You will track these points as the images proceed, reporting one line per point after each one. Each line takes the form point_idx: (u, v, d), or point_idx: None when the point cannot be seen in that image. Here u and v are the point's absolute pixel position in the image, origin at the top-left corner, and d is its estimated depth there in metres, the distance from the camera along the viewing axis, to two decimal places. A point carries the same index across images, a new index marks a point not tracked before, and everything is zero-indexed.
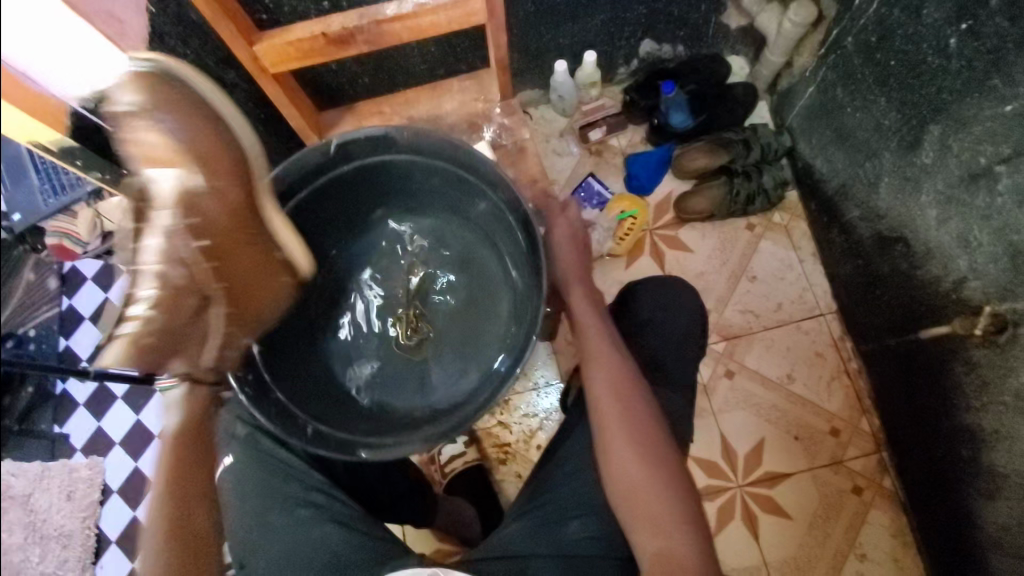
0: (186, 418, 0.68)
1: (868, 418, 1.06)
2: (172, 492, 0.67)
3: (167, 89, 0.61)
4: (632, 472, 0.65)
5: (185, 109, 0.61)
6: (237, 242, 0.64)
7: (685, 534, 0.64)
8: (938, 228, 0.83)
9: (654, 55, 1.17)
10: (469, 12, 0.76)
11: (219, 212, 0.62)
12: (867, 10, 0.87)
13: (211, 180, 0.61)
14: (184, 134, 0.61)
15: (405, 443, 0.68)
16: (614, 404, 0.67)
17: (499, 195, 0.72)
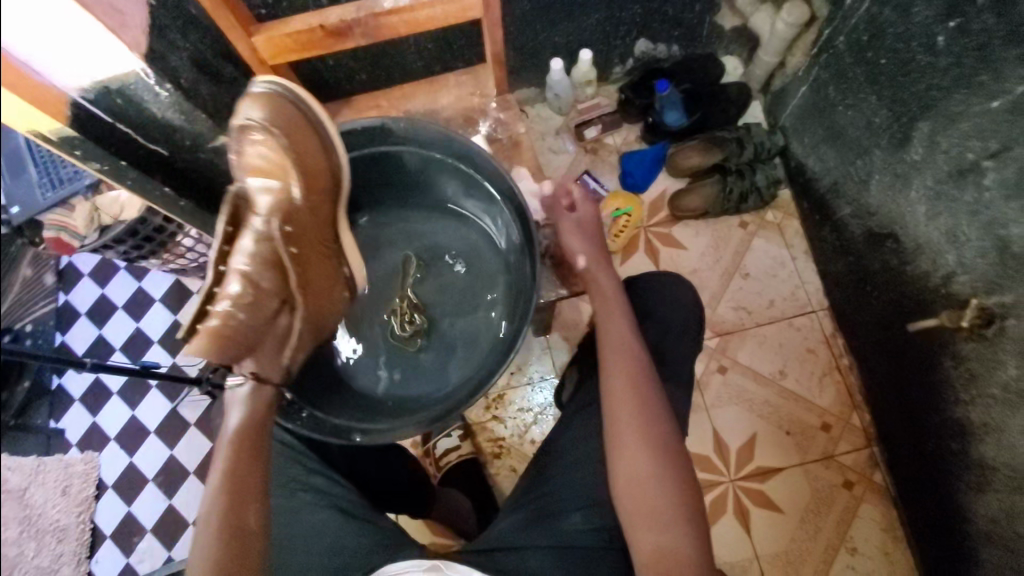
0: (250, 410, 0.60)
1: (859, 413, 1.08)
2: (232, 494, 0.56)
3: (291, 113, 0.65)
4: (643, 465, 0.64)
5: (304, 132, 0.66)
6: (315, 256, 0.68)
7: (683, 531, 0.63)
8: (928, 223, 0.84)
9: (649, 55, 1.19)
10: (465, 7, 0.77)
11: (310, 227, 0.67)
12: (859, 9, 0.88)
13: (312, 196, 0.66)
14: (304, 155, 0.65)
15: (398, 428, 0.68)
16: (628, 395, 0.67)
17: (496, 187, 0.73)
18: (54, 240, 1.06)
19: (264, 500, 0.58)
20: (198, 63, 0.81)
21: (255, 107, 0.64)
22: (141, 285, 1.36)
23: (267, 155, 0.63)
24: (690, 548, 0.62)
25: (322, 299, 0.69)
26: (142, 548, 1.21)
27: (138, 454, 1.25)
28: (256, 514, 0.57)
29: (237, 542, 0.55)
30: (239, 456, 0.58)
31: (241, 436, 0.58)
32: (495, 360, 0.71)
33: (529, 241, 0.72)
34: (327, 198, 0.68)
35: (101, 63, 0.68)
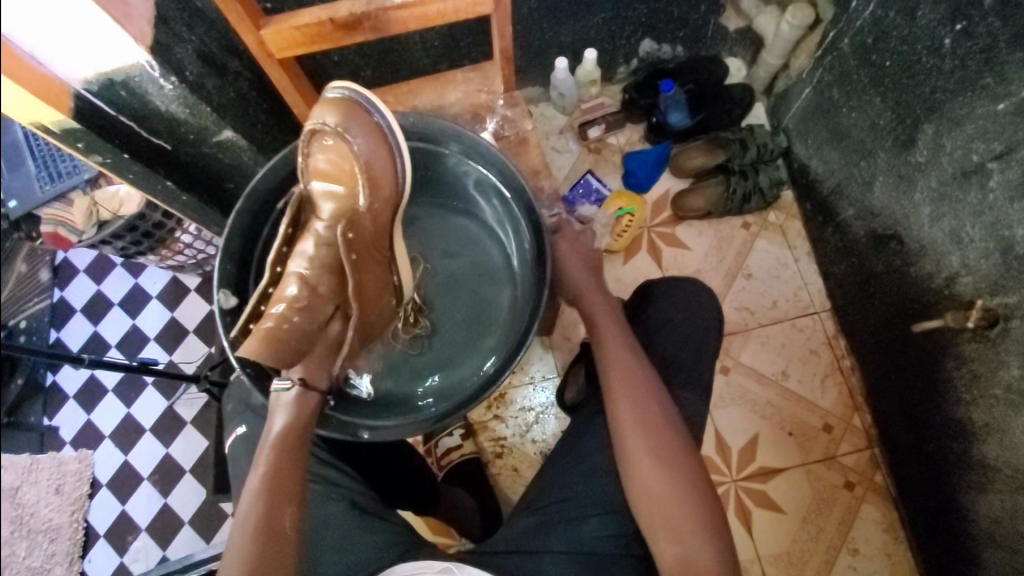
0: (297, 411, 0.60)
1: (861, 415, 1.08)
2: (269, 496, 0.55)
3: (365, 117, 0.60)
4: (651, 477, 0.64)
5: (378, 138, 0.60)
6: (374, 265, 0.63)
7: (698, 534, 0.62)
8: (932, 225, 0.85)
9: (653, 55, 1.19)
10: (475, 2, 0.77)
11: (372, 235, 0.61)
12: (864, 12, 0.89)
13: (379, 205, 0.60)
14: (375, 164, 0.60)
15: (405, 427, 0.68)
16: (634, 408, 0.66)
17: (506, 184, 0.73)
18: (53, 236, 1.03)
19: (299, 505, 0.57)
20: (204, 56, 0.79)
21: (330, 110, 0.59)
22: (138, 282, 1.35)
23: (338, 159, 0.59)
24: (708, 554, 0.62)
25: (374, 309, 0.66)
26: (137, 547, 1.19)
27: (134, 452, 1.24)
28: (289, 519, 0.56)
29: (271, 545, 0.54)
30: (278, 460, 0.57)
31: (287, 439, 0.58)
32: (503, 357, 0.70)
33: (540, 241, 0.71)
34: (391, 207, 0.62)
35: (104, 53, 0.66)
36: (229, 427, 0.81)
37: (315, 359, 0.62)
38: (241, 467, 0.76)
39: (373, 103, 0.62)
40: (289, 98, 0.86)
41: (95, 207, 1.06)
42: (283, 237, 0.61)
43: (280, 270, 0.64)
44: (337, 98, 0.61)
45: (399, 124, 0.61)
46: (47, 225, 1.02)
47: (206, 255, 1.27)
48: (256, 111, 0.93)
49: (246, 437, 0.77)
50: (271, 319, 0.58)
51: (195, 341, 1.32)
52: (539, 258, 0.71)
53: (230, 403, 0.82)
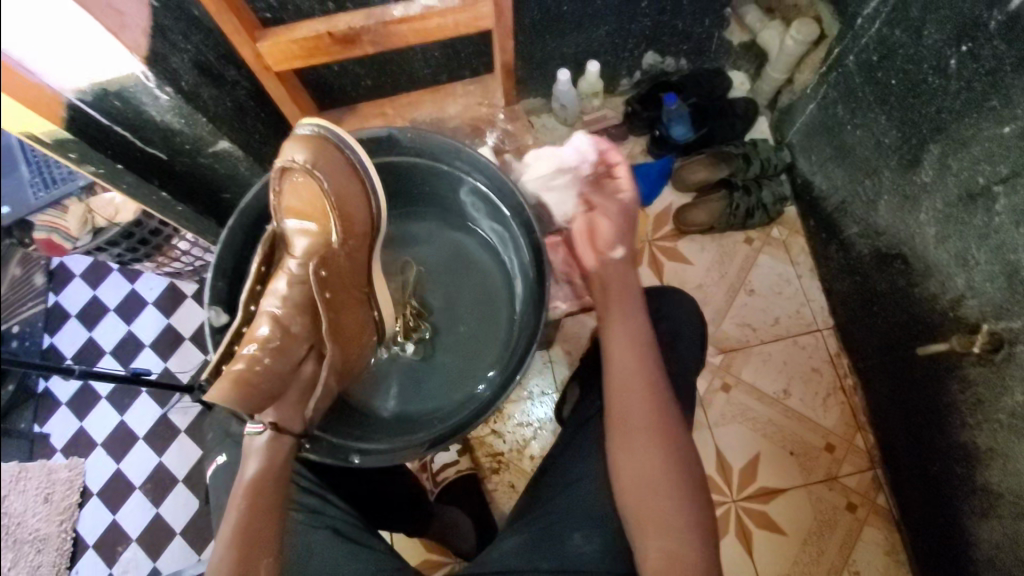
0: (269, 458, 0.60)
1: (863, 435, 1.06)
2: (244, 544, 0.56)
3: (335, 155, 0.63)
4: (644, 470, 0.61)
5: (350, 176, 0.64)
6: (351, 304, 0.66)
7: (688, 535, 0.59)
8: (937, 246, 0.83)
9: (656, 68, 1.18)
10: (476, 17, 0.76)
11: (345, 272, 0.64)
12: (869, 29, 0.88)
13: (351, 243, 0.64)
14: (347, 202, 0.63)
15: (400, 452, 0.66)
16: (640, 404, 0.63)
17: (503, 200, 0.71)
18: (45, 243, 1.02)
19: (277, 553, 0.58)
20: (201, 66, 0.78)
21: (299, 146, 0.62)
22: (135, 288, 1.34)
23: (308, 196, 0.62)
24: (695, 555, 0.59)
25: (354, 345, 0.67)
26: (127, 558, 1.17)
27: (126, 461, 1.22)
28: (266, 568, 0.57)
29: None
30: (253, 507, 0.58)
31: (263, 481, 0.59)
32: (503, 379, 0.69)
33: (539, 258, 0.69)
34: (364, 244, 0.66)
35: (97, 63, 0.65)
36: (211, 458, 0.80)
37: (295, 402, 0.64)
38: (218, 497, 0.75)
39: (345, 139, 0.64)
40: (287, 110, 0.85)
41: (91, 216, 1.07)
42: (256, 275, 0.65)
43: (254, 307, 0.66)
44: (309, 138, 0.63)
45: (369, 163, 0.65)
46: (42, 232, 1.00)
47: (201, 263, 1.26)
48: (254, 122, 0.92)
49: (229, 468, 0.75)
50: (241, 362, 0.59)
51: (192, 349, 1.30)
52: (539, 276, 0.70)
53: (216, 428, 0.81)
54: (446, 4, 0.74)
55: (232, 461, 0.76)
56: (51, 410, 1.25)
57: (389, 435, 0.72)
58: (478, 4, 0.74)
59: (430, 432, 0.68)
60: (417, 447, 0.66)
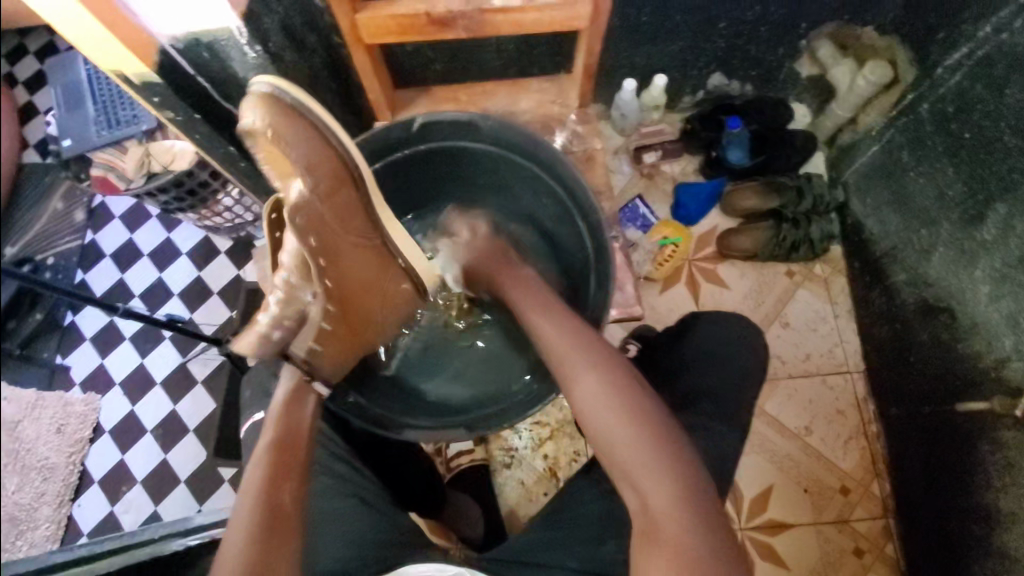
0: (293, 395, 0.65)
1: (880, 482, 1.06)
2: (275, 471, 0.59)
3: (287, 110, 0.57)
4: (603, 415, 0.61)
5: (308, 130, 0.57)
6: (352, 248, 0.64)
7: (658, 480, 0.59)
8: (989, 306, 0.83)
9: (721, 90, 1.18)
10: (571, 17, 0.76)
11: (334, 225, 0.61)
12: (949, 80, 0.88)
13: (329, 195, 0.59)
14: (309, 157, 0.57)
15: (437, 432, 0.71)
16: (594, 375, 0.62)
17: (574, 203, 0.73)
18: (100, 179, 1.09)
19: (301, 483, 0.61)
20: (288, 30, 0.79)
21: (250, 110, 0.56)
22: (170, 236, 1.36)
23: (277, 160, 0.57)
24: (669, 494, 0.59)
25: (364, 288, 0.68)
26: (129, 499, 1.19)
27: (141, 402, 1.23)
28: (290, 493, 0.60)
29: (275, 516, 0.58)
30: (280, 446, 0.61)
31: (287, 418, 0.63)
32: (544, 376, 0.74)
33: (603, 267, 0.71)
34: (350, 192, 0.61)
35: (199, 13, 0.68)
36: (246, 413, 0.82)
37: (331, 357, 0.68)
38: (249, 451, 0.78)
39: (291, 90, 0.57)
40: (367, 82, 0.87)
41: (146, 159, 1.10)
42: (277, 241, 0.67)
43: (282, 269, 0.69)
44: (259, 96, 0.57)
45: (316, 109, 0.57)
46: (98, 168, 1.08)
47: (242, 221, 1.30)
48: (326, 89, 0.93)
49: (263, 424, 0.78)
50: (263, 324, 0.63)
51: (219, 303, 1.34)
52: (601, 281, 0.71)
53: (254, 387, 0.84)
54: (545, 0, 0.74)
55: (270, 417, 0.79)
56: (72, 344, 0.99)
57: (430, 415, 0.77)
58: (577, 4, 0.74)
59: (469, 419, 0.74)
60: (456, 431, 0.71)
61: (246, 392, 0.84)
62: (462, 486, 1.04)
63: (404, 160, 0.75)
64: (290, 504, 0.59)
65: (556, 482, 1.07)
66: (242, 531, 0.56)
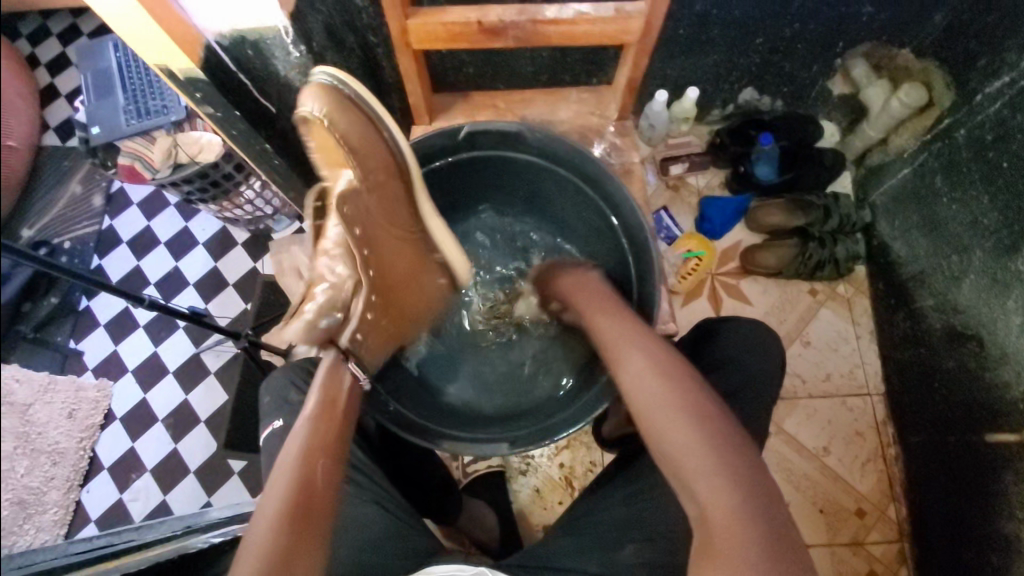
0: (332, 382, 0.64)
1: (896, 506, 1.06)
2: (310, 451, 0.59)
3: (344, 99, 0.61)
4: (659, 406, 0.59)
5: (362, 118, 0.62)
6: (393, 239, 0.68)
7: (719, 481, 0.55)
8: (1020, 336, 0.82)
9: (752, 105, 1.17)
10: (619, 29, 0.77)
11: (377, 213, 0.65)
12: (989, 108, 0.87)
13: (378, 181, 0.64)
14: (363, 142, 0.61)
15: (488, 445, 0.71)
16: (658, 378, 0.60)
17: (616, 216, 0.75)
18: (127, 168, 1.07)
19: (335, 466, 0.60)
20: (329, 30, 0.78)
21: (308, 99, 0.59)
22: (187, 225, 1.32)
23: (326, 146, 0.61)
24: (734, 498, 0.54)
25: (405, 281, 0.72)
26: (139, 486, 1.14)
27: (153, 393, 1.20)
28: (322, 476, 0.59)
29: (305, 497, 0.57)
30: (319, 423, 0.61)
31: (333, 401, 0.63)
32: (586, 393, 0.74)
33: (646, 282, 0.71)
34: (396, 183, 0.66)
35: (247, 13, 0.69)
36: (266, 420, 0.83)
37: (373, 350, 0.70)
38: (270, 458, 0.79)
39: (348, 82, 0.62)
40: (409, 86, 0.87)
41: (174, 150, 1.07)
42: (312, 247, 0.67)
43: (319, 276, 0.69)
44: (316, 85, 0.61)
45: (371, 100, 0.62)
46: (126, 157, 1.06)
47: (262, 214, 1.28)
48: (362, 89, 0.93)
49: (284, 431, 0.80)
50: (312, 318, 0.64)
51: (233, 295, 1.32)
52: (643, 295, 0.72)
53: (274, 394, 0.85)
54: (598, 13, 0.75)
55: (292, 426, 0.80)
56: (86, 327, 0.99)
57: (466, 426, 0.77)
58: (630, 18, 0.76)
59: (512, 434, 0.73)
60: (497, 446, 0.71)
61: (264, 399, 0.85)
62: (478, 492, 1.04)
63: (446, 167, 0.77)
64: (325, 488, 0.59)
65: (572, 491, 1.07)
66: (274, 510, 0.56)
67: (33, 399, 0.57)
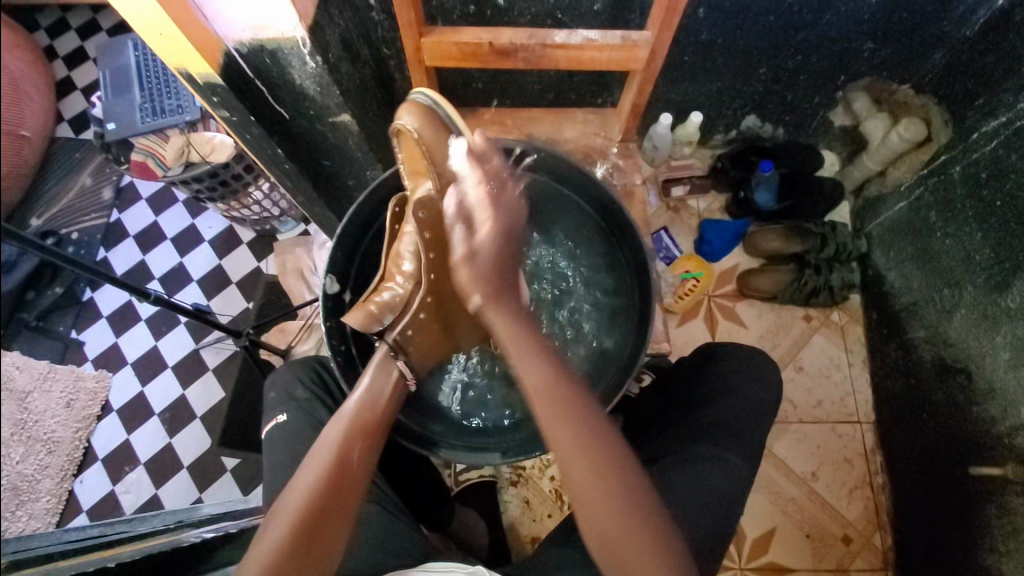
0: (376, 383, 0.68)
1: (882, 534, 1.06)
2: (351, 436, 0.63)
3: (435, 118, 0.66)
4: (570, 435, 0.54)
5: (444, 134, 0.66)
6: (458, 248, 0.68)
7: (626, 516, 0.54)
8: (1007, 372, 0.83)
9: (754, 131, 1.19)
10: (628, 55, 0.80)
11: (448, 222, 0.66)
12: (984, 146, 0.89)
13: (451, 192, 0.66)
14: (439, 155, 0.65)
15: (480, 457, 0.75)
16: (571, 410, 0.55)
17: (616, 238, 0.78)
18: (139, 165, 1.07)
19: (371, 454, 0.64)
20: (345, 42, 0.80)
21: (406, 113, 0.66)
22: (194, 222, 1.33)
23: (412, 155, 0.66)
24: (635, 539, 0.54)
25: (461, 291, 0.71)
26: (132, 479, 1.13)
27: (151, 385, 1.18)
28: (358, 465, 0.63)
29: (340, 478, 0.61)
30: (362, 414, 0.65)
31: (370, 404, 0.66)
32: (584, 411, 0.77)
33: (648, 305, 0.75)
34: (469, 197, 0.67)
35: (267, 22, 0.68)
36: (270, 414, 0.85)
37: (423, 348, 0.71)
38: (273, 451, 0.80)
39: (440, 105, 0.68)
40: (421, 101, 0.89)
41: (189, 148, 1.08)
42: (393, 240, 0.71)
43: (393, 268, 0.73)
44: (415, 105, 0.67)
45: (458, 118, 0.65)
46: (138, 154, 1.06)
47: (269, 214, 1.28)
48: (374, 99, 0.95)
49: (289, 426, 0.81)
50: (379, 302, 0.68)
51: (236, 293, 1.31)
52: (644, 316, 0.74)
53: (279, 390, 0.86)
54: (605, 40, 0.78)
55: (297, 421, 0.82)
56: (89, 320, 1.18)
57: (466, 436, 0.79)
58: (635, 46, 0.78)
59: (506, 445, 0.77)
60: (491, 456, 0.75)
61: (271, 394, 0.86)
62: (470, 501, 1.05)
63: None
64: (360, 476, 0.63)
65: (562, 505, 1.07)
66: (309, 489, 0.60)
67: (31, 387, 0.58)
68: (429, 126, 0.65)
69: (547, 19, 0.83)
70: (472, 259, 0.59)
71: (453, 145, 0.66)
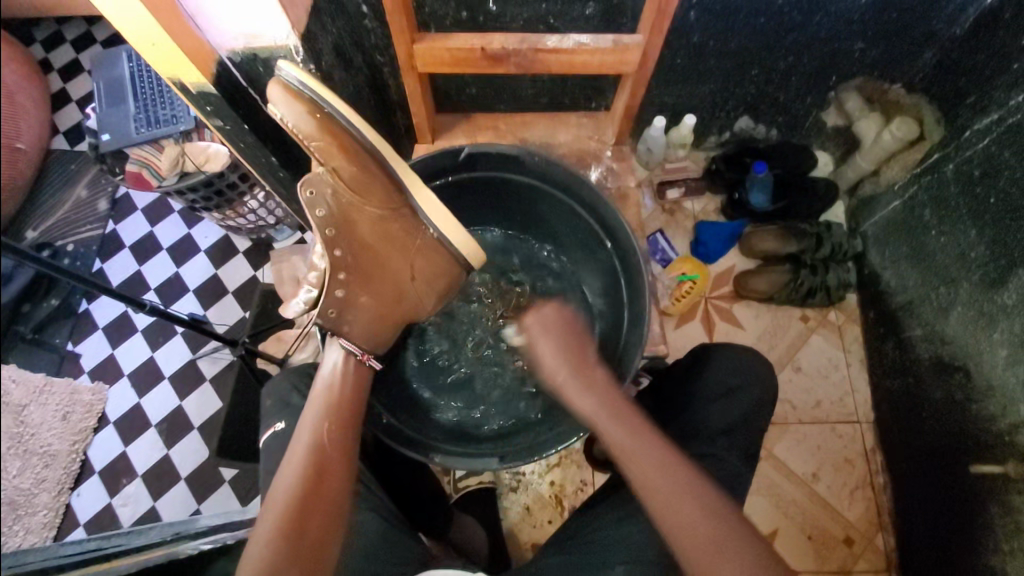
0: (331, 376, 0.69)
1: (885, 535, 1.06)
2: (323, 431, 0.66)
3: (306, 98, 0.64)
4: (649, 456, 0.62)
5: (317, 114, 0.63)
6: (367, 217, 0.68)
7: (714, 521, 0.60)
8: (1006, 369, 0.83)
9: (747, 133, 1.19)
10: (619, 59, 0.80)
11: (342, 197, 0.66)
12: (976, 144, 0.90)
13: (341, 171, 0.66)
14: (313, 136, 0.64)
15: (472, 461, 0.72)
16: (643, 437, 0.63)
17: (609, 238, 0.77)
18: (134, 175, 1.05)
19: (347, 446, 0.67)
20: (337, 49, 0.81)
21: (276, 100, 0.64)
22: (191, 232, 1.33)
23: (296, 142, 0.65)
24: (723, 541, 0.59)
25: (387, 262, 0.70)
26: (128, 492, 1.12)
27: (147, 398, 1.17)
28: (335, 458, 0.65)
29: (315, 473, 0.63)
30: (331, 407, 0.67)
31: (331, 395, 0.68)
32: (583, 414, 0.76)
33: (642, 306, 0.73)
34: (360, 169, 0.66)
35: (260, 31, 0.71)
36: (266, 423, 0.84)
37: (362, 325, 0.72)
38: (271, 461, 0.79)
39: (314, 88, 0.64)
40: (414, 107, 0.89)
41: (184, 159, 1.07)
42: None
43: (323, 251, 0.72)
44: (286, 87, 0.64)
45: (328, 98, 0.63)
46: (133, 164, 1.03)
47: (264, 223, 1.27)
48: (367, 106, 0.95)
49: (286, 434, 0.80)
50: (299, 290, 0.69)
51: (233, 303, 1.31)
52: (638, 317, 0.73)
53: (274, 398, 0.85)
54: (597, 43, 0.79)
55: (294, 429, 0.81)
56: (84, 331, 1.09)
57: (455, 438, 0.78)
58: (627, 49, 0.79)
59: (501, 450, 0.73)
60: (488, 460, 0.72)
61: (267, 402, 0.85)
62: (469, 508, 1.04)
63: (445, 188, 0.80)
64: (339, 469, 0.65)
65: (561, 511, 1.07)
66: (289, 488, 0.62)
67: (26, 401, 0.57)
68: (300, 105, 0.63)
69: (539, 23, 0.83)
70: (551, 339, 0.68)
71: (328, 123, 0.64)
